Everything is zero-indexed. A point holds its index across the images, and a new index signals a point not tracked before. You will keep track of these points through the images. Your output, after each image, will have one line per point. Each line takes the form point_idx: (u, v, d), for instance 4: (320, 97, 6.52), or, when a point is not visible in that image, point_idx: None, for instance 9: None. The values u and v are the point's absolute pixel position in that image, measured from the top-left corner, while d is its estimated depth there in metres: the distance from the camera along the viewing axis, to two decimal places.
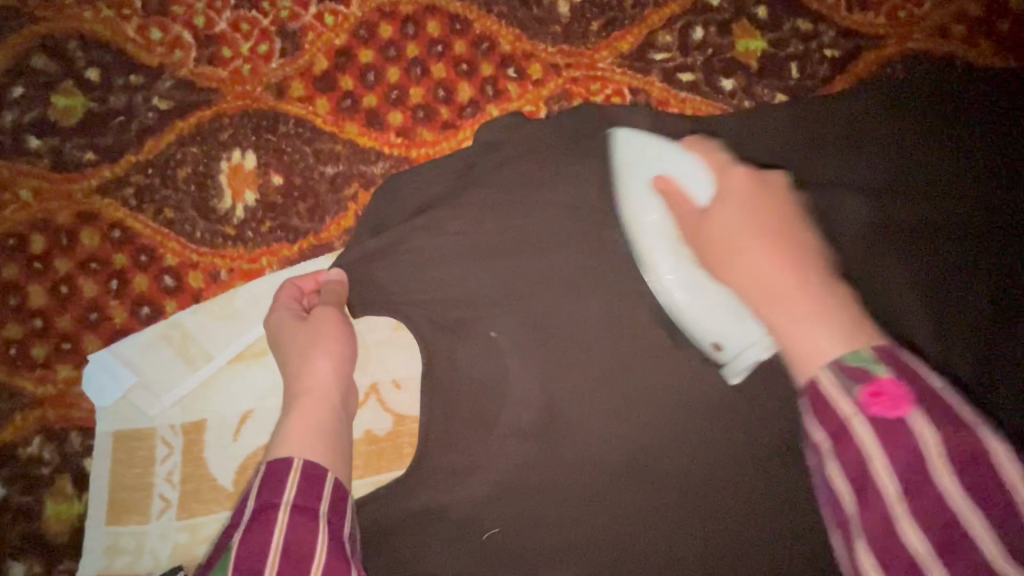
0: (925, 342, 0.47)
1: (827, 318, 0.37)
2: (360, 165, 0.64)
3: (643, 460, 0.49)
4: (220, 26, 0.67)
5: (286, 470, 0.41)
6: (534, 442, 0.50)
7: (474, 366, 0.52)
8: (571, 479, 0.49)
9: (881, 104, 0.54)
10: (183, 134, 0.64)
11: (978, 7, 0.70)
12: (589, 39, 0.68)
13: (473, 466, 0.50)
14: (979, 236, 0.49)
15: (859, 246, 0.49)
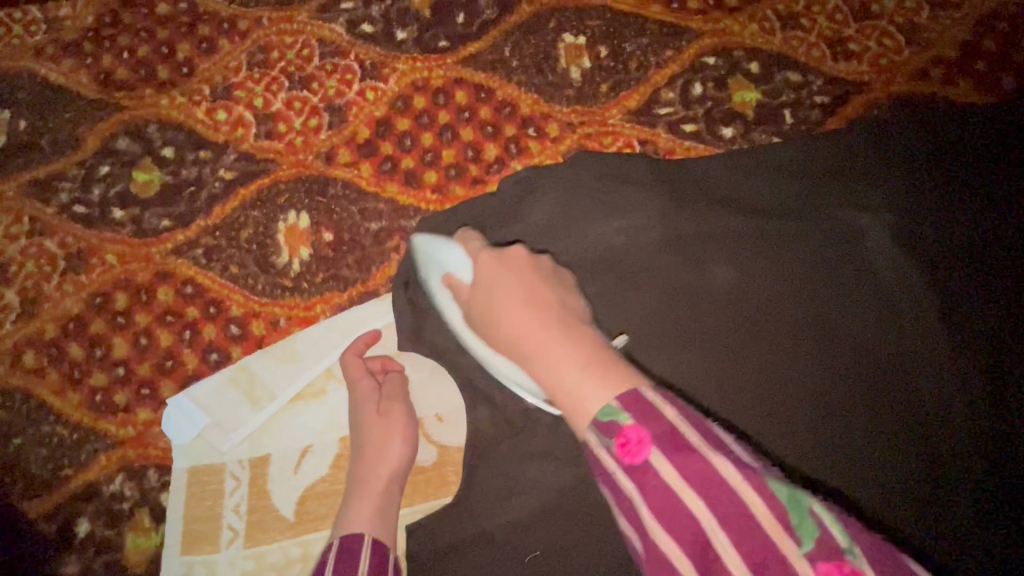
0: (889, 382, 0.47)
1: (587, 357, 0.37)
2: (401, 220, 0.72)
3: None
4: (276, 106, 0.77)
5: (360, 545, 0.50)
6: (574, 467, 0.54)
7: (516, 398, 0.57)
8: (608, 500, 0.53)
9: (831, 151, 0.59)
10: (245, 200, 0.73)
11: (953, 52, 0.76)
12: (599, 99, 0.76)
13: (513, 488, 0.55)
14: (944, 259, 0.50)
15: (815, 286, 0.53)
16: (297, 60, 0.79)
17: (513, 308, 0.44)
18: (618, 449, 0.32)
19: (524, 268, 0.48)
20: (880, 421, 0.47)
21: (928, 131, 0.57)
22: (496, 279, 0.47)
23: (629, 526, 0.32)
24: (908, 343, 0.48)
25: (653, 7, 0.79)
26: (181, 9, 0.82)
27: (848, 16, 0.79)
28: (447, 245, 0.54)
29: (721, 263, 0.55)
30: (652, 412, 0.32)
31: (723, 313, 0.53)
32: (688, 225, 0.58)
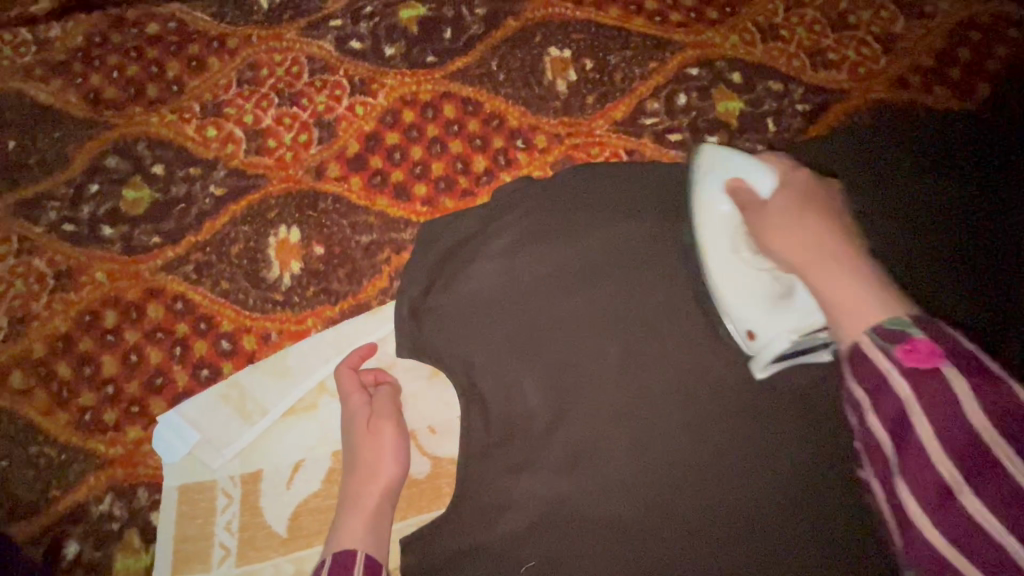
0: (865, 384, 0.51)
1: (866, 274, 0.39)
2: (391, 233, 0.72)
3: (676, 491, 0.51)
4: (266, 122, 0.78)
5: (352, 562, 0.48)
6: (568, 475, 0.53)
7: (508, 407, 0.58)
8: (604, 507, 0.52)
9: (819, 153, 0.60)
10: (235, 215, 0.73)
11: (929, 60, 0.78)
12: (586, 110, 0.77)
13: (506, 502, 0.54)
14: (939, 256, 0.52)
15: None
16: (287, 77, 0.80)
17: (797, 222, 0.46)
18: (901, 348, 0.32)
19: (807, 192, 0.49)
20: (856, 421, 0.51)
21: (911, 131, 0.58)
22: (784, 201, 0.49)
23: (881, 429, 0.32)
24: None
25: (636, 21, 0.81)
26: (171, 29, 0.83)
27: (826, 27, 0.81)
28: (742, 159, 0.55)
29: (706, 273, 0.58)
30: (946, 336, 0.31)
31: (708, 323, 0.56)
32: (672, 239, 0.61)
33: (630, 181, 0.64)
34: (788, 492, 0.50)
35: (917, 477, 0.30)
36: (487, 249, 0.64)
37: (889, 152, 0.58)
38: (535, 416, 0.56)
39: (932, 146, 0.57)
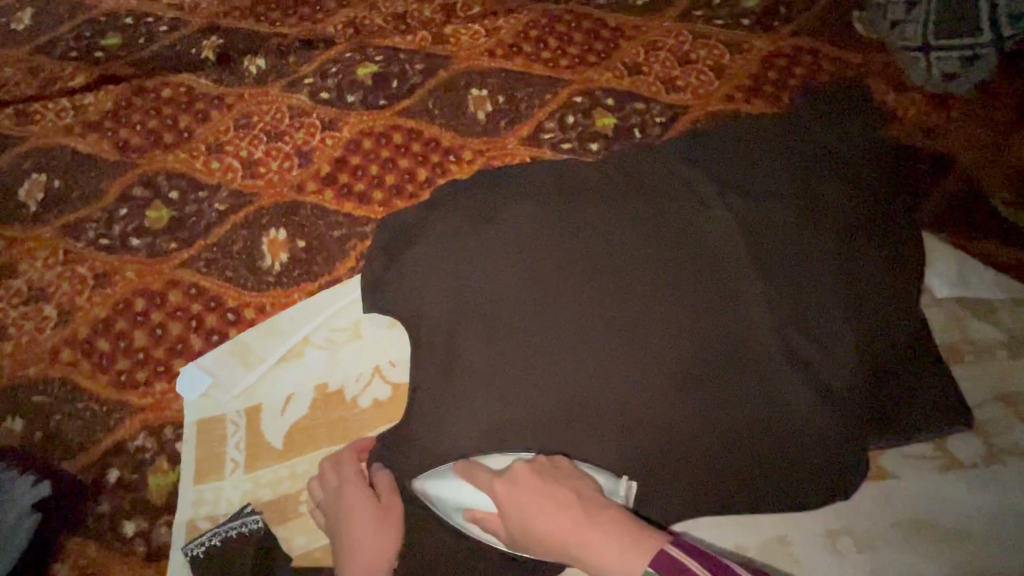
0: (689, 304, 0.80)
1: (617, 540, 0.56)
2: (357, 228, 0.95)
3: (562, 393, 0.76)
4: (257, 155, 1.02)
5: None
6: (490, 390, 0.77)
7: (449, 345, 0.81)
8: (516, 408, 0.76)
9: (646, 170, 0.95)
10: (235, 224, 0.96)
11: (749, 80, 1.07)
12: (500, 132, 1.03)
13: (456, 408, 0.77)
14: (723, 227, 0.87)
15: (648, 250, 0.84)
16: (272, 122, 1.05)
17: (539, 522, 0.60)
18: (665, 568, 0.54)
19: (527, 483, 0.62)
20: (687, 325, 0.79)
21: (698, 158, 0.96)
22: (525, 495, 0.62)
23: None
24: (707, 276, 0.82)
25: (534, 67, 1.09)
26: (182, 92, 1.08)
27: (674, 63, 1.09)
28: (443, 479, 0.66)
29: (587, 239, 0.85)
30: (671, 562, 0.54)
31: (588, 271, 0.83)
32: (563, 216, 0.87)
33: (532, 186, 0.92)
34: (639, 378, 0.76)
35: None
36: (431, 234, 0.89)
37: (687, 169, 0.94)
38: (477, 349, 0.80)
39: (712, 169, 0.94)
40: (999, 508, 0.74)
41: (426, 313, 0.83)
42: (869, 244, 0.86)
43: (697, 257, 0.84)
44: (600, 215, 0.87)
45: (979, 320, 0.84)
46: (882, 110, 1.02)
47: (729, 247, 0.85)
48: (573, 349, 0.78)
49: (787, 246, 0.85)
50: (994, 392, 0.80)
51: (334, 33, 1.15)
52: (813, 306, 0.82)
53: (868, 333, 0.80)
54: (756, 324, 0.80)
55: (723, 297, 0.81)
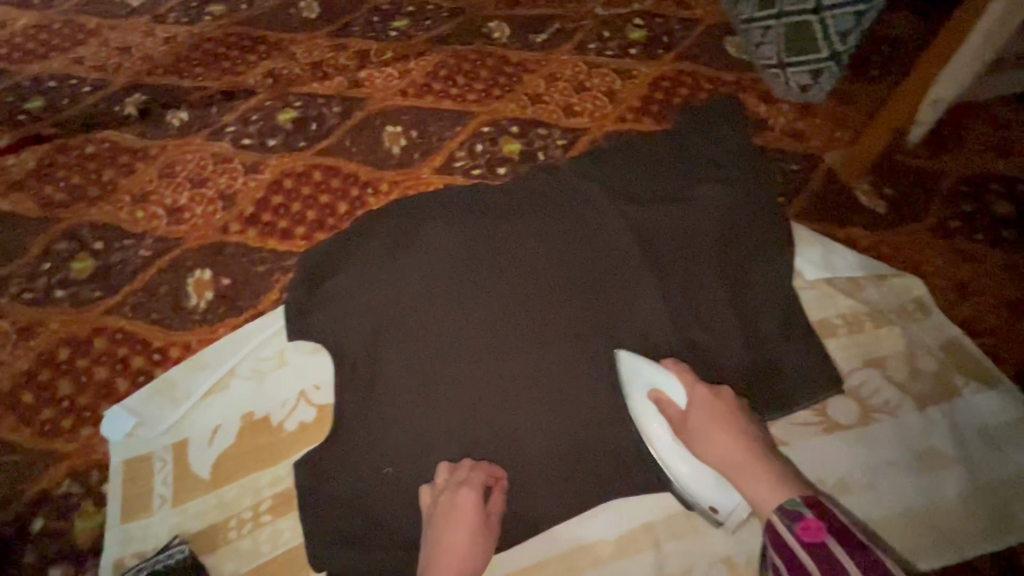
0: (587, 316, 0.89)
1: (767, 474, 0.66)
2: (280, 262, 1.00)
3: (475, 406, 0.84)
4: (182, 201, 1.07)
5: None
6: (410, 407, 0.83)
7: (372, 368, 0.87)
8: (434, 421, 0.83)
9: (548, 188, 1.03)
10: (161, 268, 0.99)
11: (638, 102, 1.18)
12: (414, 163, 1.10)
13: (382, 420, 0.83)
14: (618, 238, 0.96)
15: (550, 268, 0.93)
16: (196, 170, 1.10)
17: (714, 427, 0.71)
18: (799, 525, 0.58)
19: (726, 399, 0.73)
20: (586, 334, 0.88)
21: (596, 174, 1.05)
22: (707, 411, 0.73)
23: (793, 558, 0.56)
24: (603, 288, 0.92)
25: (444, 103, 1.18)
26: (106, 148, 1.13)
27: (572, 92, 1.20)
28: (656, 370, 0.78)
29: (496, 262, 0.94)
30: (826, 514, 0.58)
31: (498, 292, 0.91)
32: (474, 242, 0.96)
33: (444, 210, 0.99)
34: (543, 386, 0.85)
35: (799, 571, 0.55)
36: (353, 263, 0.94)
37: (586, 184, 1.03)
38: (401, 363, 0.86)
39: (608, 183, 1.04)
40: (872, 460, 0.82)
41: (352, 335, 0.89)
42: (745, 239, 0.96)
43: (596, 269, 0.93)
44: (507, 238, 0.96)
45: (845, 296, 0.94)
46: (754, 121, 1.14)
47: (623, 256, 0.94)
48: (491, 356, 0.86)
49: (672, 248, 0.95)
50: (863, 358, 0.89)
51: (254, 83, 1.22)
52: (700, 304, 0.91)
53: (748, 320, 0.90)
54: (652, 319, 0.89)
55: (617, 305, 0.90)
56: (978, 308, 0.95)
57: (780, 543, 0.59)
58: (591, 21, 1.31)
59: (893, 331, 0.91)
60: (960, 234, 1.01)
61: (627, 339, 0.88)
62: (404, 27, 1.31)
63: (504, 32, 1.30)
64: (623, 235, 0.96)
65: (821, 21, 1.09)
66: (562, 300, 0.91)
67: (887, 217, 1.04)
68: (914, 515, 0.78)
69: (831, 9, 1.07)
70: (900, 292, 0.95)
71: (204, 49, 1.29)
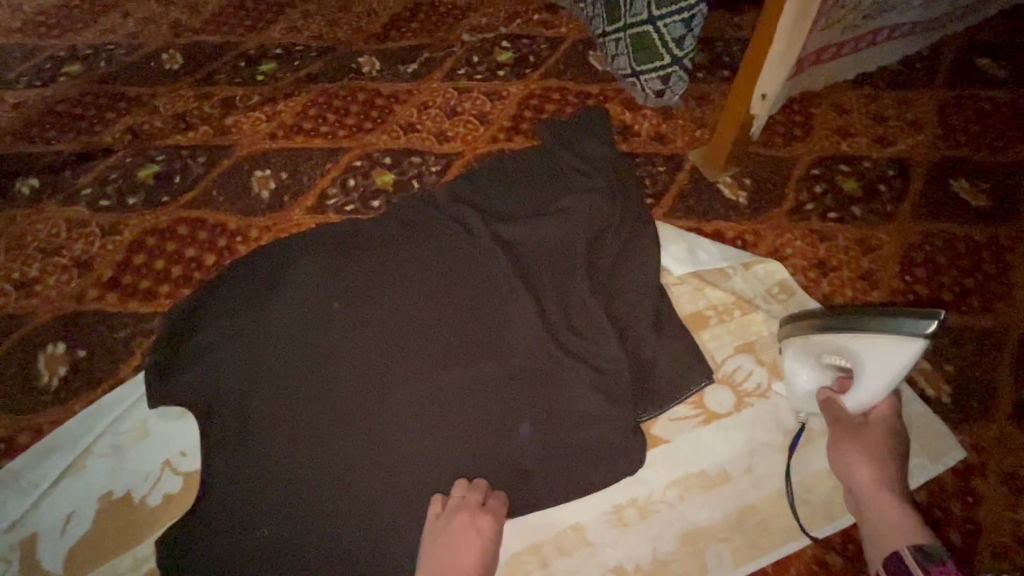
0: (463, 344, 0.88)
1: (899, 516, 0.71)
2: (143, 323, 0.95)
3: (351, 455, 0.80)
4: (33, 273, 1.00)
5: None
6: (282, 468, 0.79)
7: (238, 431, 0.81)
8: (309, 479, 0.79)
9: (418, 216, 1.01)
10: (8, 348, 0.92)
11: (508, 122, 1.21)
12: (286, 207, 1.08)
13: (260, 479, 0.78)
14: (489, 261, 0.95)
15: (423, 300, 0.92)
16: (48, 238, 1.04)
17: (857, 450, 0.77)
18: (935, 567, 0.63)
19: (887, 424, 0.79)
20: (462, 363, 0.86)
21: (468, 197, 1.05)
22: (875, 432, 0.78)
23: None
24: (478, 313, 0.90)
25: (315, 142, 1.17)
26: None
27: (444, 118, 1.21)
28: (890, 356, 0.73)
29: (367, 300, 0.91)
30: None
31: (370, 331, 0.89)
32: (342, 281, 0.93)
33: (311, 251, 0.96)
34: (422, 423, 0.82)
35: None
36: (215, 320, 0.89)
37: (457, 207, 1.02)
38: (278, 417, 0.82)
39: (480, 206, 1.04)
40: (751, 444, 0.84)
41: (225, 393, 0.84)
42: (619, 247, 0.97)
43: (469, 296, 0.92)
44: (378, 274, 0.94)
45: (713, 289, 0.97)
46: (620, 129, 1.19)
47: (496, 279, 0.93)
48: (373, 397, 0.84)
49: (552, 265, 0.95)
50: (735, 346, 0.92)
51: (113, 142, 1.17)
52: (574, 316, 0.91)
53: (621, 324, 0.91)
54: (536, 337, 0.88)
55: (492, 329, 0.89)
56: (835, 284, 1.01)
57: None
58: (460, 48, 1.34)
59: (761, 315, 0.94)
60: (816, 215, 1.08)
61: (511, 361, 0.87)
62: (271, 70, 1.30)
63: (374, 66, 1.31)
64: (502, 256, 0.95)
65: (655, 30, 1.12)
66: (443, 331, 0.89)
67: (749, 207, 1.09)
68: (794, 492, 0.81)
69: (660, 18, 1.10)
70: (764, 277, 0.99)
71: (59, 111, 1.24)
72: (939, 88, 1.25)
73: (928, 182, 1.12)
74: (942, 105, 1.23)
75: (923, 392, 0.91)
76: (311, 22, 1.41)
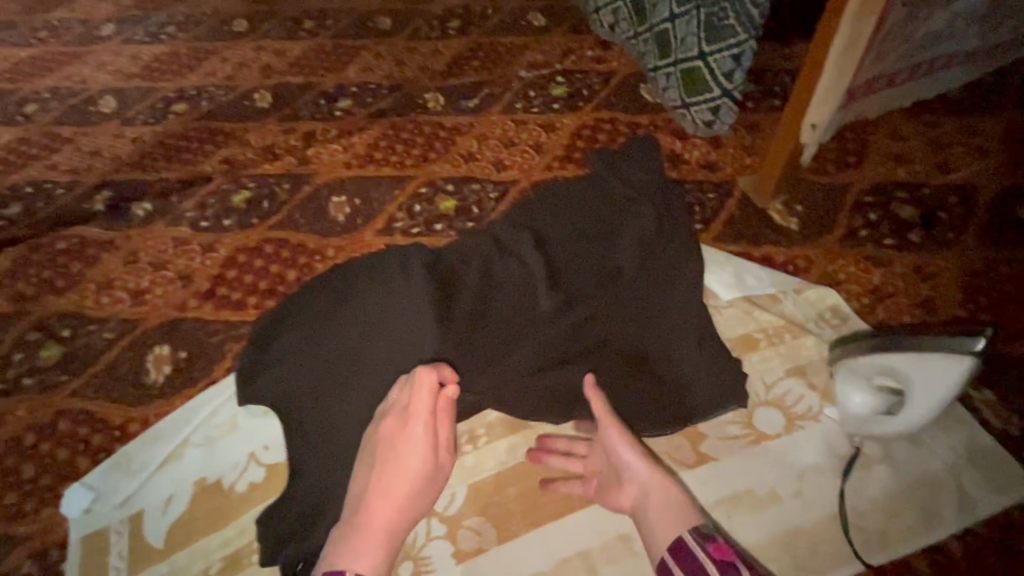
0: (514, 338, 0.89)
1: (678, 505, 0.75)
2: (234, 331, 1.06)
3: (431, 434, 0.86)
4: (143, 284, 1.15)
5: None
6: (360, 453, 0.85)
7: (315, 427, 0.89)
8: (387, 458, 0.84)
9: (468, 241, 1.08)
10: (122, 349, 1.06)
11: (562, 151, 1.28)
12: (358, 229, 1.19)
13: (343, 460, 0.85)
14: (527, 266, 0.96)
15: (463, 300, 0.91)
16: (157, 254, 1.19)
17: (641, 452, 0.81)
18: (712, 545, 0.68)
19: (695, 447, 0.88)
20: (520, 362, 0.88)
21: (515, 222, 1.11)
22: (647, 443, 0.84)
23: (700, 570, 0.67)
24: (524, 314, 0.91)
25: (385, 171, 1.28)
26: (76, 242, 1.22)
27: (502, 148, 1.30)
28: (943, 382, 0.77)
29: (403, 300, 0.91)
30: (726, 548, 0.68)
31: (413, 327, 0.89)
32: (381, 283, 0.95)
33: (359, 264, 1.02)
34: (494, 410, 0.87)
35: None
36: (284, 337, 0.98)
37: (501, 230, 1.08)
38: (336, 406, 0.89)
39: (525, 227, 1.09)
40: (802, 466, 0.85)
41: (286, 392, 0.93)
42: (659, 245, 0.98)
43: (510, 297, 0.92)
44: (412, 272, 0.93)
45: (763, 312, 0.99)
46: (670, 157, 1.23)
47: (537, 280, 0.94)
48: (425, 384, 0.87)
49: (588, 264, 0.97)
50: (785, 368, 0.93)
51: (211, 171, 1.33)
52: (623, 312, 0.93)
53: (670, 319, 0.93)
54: (576, 336, 0.91)
55: (543, 328, 0.89)
56: (890, 310, 1.00)
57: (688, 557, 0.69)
58: (517, 83, 1.44)
59: (812, 339, 0.95)
60: (870, 241, 1.08)
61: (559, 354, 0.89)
62: (347, 107, 1.44)
63: (439, 101, 1.42)
64: (538, 259, 0.98)
65: (706, 65, 1.21)
66: (490, 328, 0.89)
67: (799, 232, 1.10)
68: (846, 515, 0.81)
69: (711, 54, 1.19)
70: (815, 303, 1.00)
71: (168, 144, 1.42)
72: (1004, 114, 1.24)
73: (990, 211, 1.10)
74: (1006, 131, 1.21)
75: (987, 422, 0.88)
76: (383, 62, 1.56)
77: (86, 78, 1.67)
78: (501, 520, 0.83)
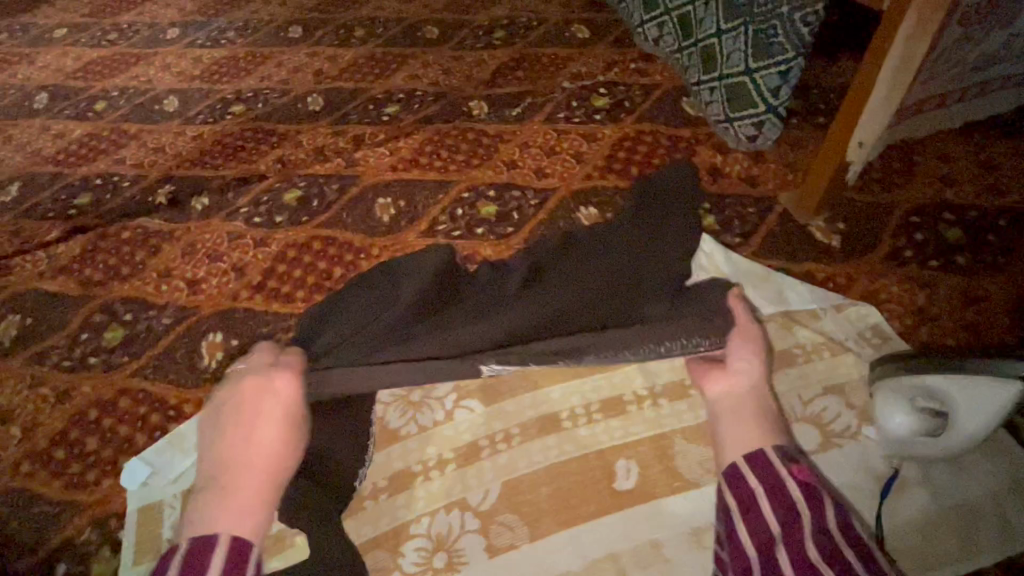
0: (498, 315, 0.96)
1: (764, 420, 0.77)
2: (283, 323, 1.12)
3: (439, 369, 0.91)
4: (200, 274, 1.21)
5: (223, 544, 0.63)
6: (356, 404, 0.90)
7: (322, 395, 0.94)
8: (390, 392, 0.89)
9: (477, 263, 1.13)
10: (179, 334, 1.12)
11: (602, 160, 1.30)
12: (402, 229, 1.23)
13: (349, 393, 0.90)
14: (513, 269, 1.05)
15: (452, 296, 1.01)
16: (213, 246, 1.25)
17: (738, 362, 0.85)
18: (795, 467, 0.68)
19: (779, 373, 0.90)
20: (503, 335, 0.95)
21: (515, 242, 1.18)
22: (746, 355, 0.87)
23: (777, 484, 0.67)
24: (509, 302, 0.99)
25: (429, 174, 1.33)
26: (139, 232, 1.30)
27: (544, 156, 1.33)
28: (990, 408, 0.77)
29: (392, 294, 1.00)
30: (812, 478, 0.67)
31: (405, 313, 0.97)
32: (379, 282, 1.03)
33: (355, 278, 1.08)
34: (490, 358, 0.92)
35: (773, 496, 0.66)
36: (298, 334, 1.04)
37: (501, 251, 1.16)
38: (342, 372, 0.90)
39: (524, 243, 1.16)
40: (839, 483, 0.85)
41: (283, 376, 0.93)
42: (643, 239, 1.06)
43: (495, 294, 1.01)
44: (402, 274, 1.03)
45: (802, 328, 0.99)
46: (711, 170, 1.24)
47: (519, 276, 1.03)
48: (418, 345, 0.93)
49: (584, 252, 1.06)
50: (823, 384, 0.93)
51: (265, 169, 1.40)
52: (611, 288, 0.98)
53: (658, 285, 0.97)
54: (563, 311, 0.97)
55: (523, 310, 0.97)
56: (934, 333, 0.99)
57: (767, 472, 0.68)
58: (560, 94, 1.47)
59: (852, 357, 0.95)
60: (915, 262, 1.06)
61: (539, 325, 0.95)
62: (394, 112, 1.50)
63: (483, 109, 1.47)
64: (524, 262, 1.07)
65: (752, 81, 1.22)
66: (475, 312, 0.98)
67: (841, 250, 1.10)
68: (882, 532, 0.81)
69: (757, 70, 1.20)
70: (856, 321, 0.99)
71: (225, 143, 1.49)
72: None
73: None
74: None
75: None
76: (430, 70, 1.61)
77: (151, 78, 1.77)
78: (534, 519, 0.85)
